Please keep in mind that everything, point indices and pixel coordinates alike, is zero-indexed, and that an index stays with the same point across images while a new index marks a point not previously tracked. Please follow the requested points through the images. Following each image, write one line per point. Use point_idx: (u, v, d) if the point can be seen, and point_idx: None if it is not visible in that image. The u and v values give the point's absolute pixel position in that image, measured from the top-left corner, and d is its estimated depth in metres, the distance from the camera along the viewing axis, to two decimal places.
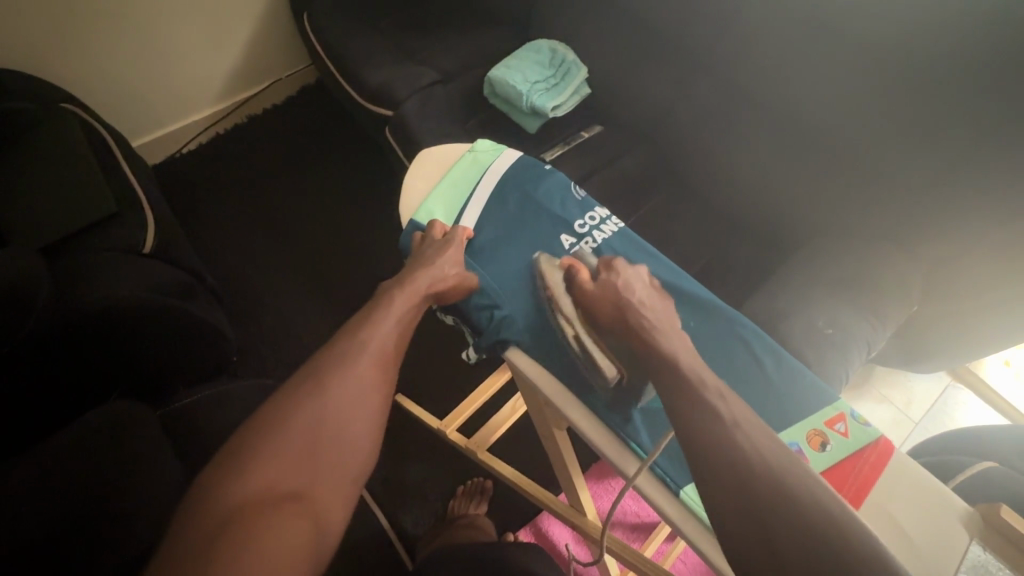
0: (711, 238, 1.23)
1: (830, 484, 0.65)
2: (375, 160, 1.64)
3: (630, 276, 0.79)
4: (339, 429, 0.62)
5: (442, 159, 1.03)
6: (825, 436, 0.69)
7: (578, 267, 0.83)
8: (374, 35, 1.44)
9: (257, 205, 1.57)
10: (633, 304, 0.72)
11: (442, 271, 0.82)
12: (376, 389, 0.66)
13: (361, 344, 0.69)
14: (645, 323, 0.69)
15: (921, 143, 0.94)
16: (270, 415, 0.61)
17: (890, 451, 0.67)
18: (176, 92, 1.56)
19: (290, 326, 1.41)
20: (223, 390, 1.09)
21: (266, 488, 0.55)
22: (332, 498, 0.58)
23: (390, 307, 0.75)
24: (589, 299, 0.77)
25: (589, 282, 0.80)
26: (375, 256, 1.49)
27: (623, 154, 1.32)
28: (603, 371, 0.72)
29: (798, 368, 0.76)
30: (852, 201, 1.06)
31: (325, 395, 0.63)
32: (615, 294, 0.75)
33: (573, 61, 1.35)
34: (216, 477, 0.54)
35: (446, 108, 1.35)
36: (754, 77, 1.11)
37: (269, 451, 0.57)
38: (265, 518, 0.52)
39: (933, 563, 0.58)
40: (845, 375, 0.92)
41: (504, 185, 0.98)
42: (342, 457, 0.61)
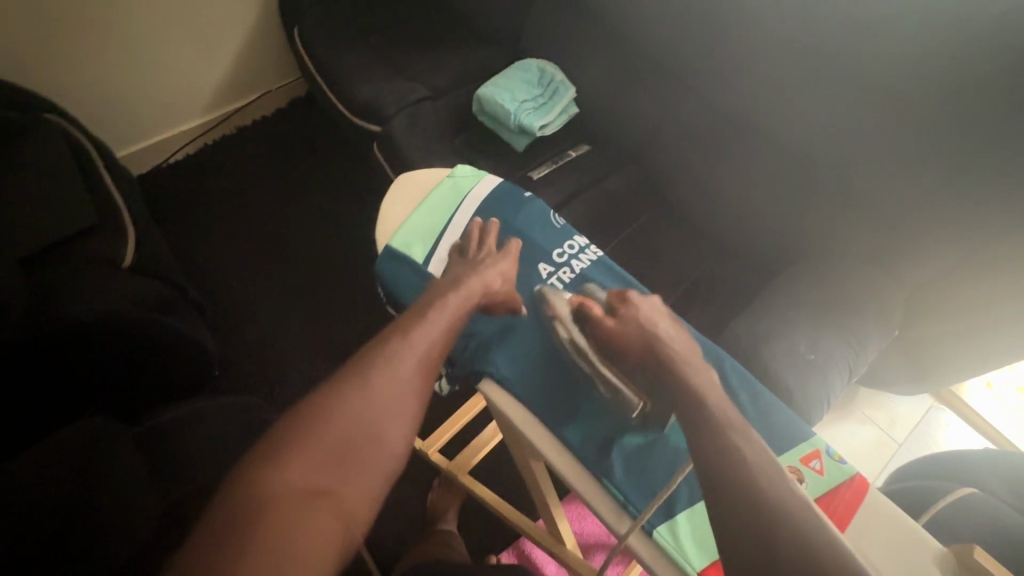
0: (696, 258, 1.23)
1: None
2: (364, 174, 1.64)
3: (648, 309, 0.76)
4: (378, 428, 0.61)
5: (423, 183, 1.03)
6: (800, 473, 0.69)
7: (589, 304, 0.80)
8: (365, 51, 1.44)
9: (243, 218, 1.56)
10: (658, 338, 0.71)
11: (493, 281, 0.83)
12: (418, 391, 0.65)
13: (411, 339, 0.69)
14: (669, 353, 0.69)
15: (902, 172, 0.96)
16: (315, 405, 0.61)
17: (864, 489, 0.67)
18: (165, 102, 1.55)
19: (273, 340, 1.40)
20: (200, 408, 1.07)
21: (301, 483, 0.54)
22: (365, 498, 0.57)
23: (443, 305, 0.75)
24: (610, 332, 0.75)
25: (605, 318, 0.76)
26: (361, 270, 1.49)
27: (610, 174, 1.33)
28: (624, 399, 0.72)
29: (772, 402, 0.75)
30: (835, 225, 1.07)
31: (368, 391, 0.62)
32: (637, 324, 0.74)
33: (562, 80, 1.34)
34: (263, 458, 0.56)
35: (434, 125, 1.35)
36: (739, 101, 1.12)
37: (310, 443, 0.57)
38: (296, 513, 0.52)
39: None
40: (825, 400, 0.93)
41: (483, 212, 0.98)
42: (378, 458, 0.60)
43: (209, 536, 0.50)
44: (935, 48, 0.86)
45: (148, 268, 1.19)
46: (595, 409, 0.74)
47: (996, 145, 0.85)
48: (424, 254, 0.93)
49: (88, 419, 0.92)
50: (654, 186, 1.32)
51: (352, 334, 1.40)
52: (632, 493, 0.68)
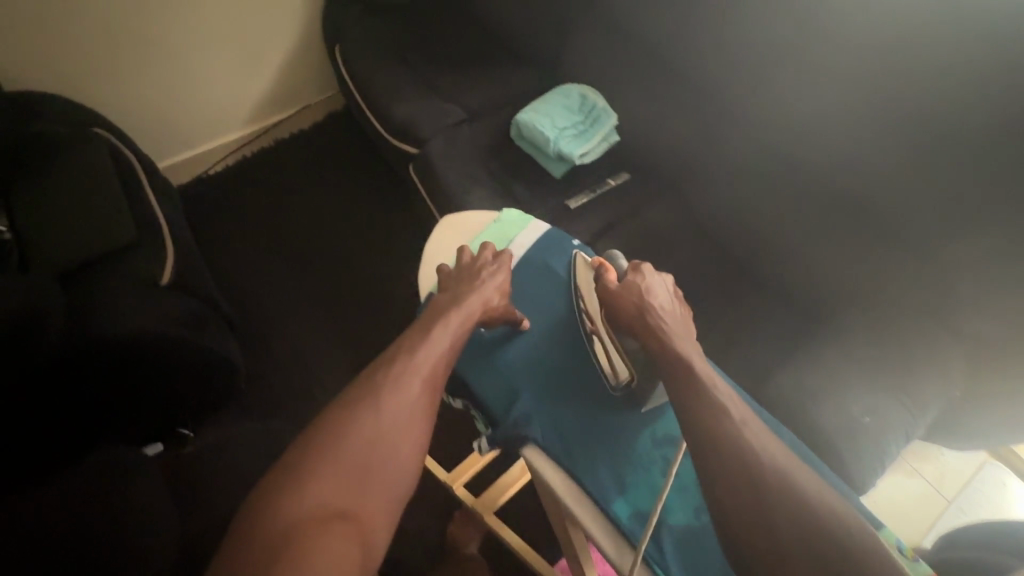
0: (739, 298, 1.18)
1: None
2: (398, 193, 1.63)
3: (654, 282, 0.84)
4: (388, 451, 0.66)
5: (464, 227, 1.05)
6: None
7: (606, 267, 0.89)
8: (405, 69, 1.43)
9: (278, 233, 1.57)
10: (652, 309, 0.79)
11: (489, 297, 0.87)
12: (422, 413, 0.71)
13: (414, 363, 0.74)
14: (662, 327, 0.77)
15: (967, 221, 0.90)
16: (326, 431, 0.65)
17: None
18: (206, 115, 1.57)
19: (301, 357, 1.40)
20: (222, 438, 1.09)
21: (320, 509, 0.59)
22: (379, 520, 0.62)
23: (443, 329, 0.81)
24: (614, 294, 0.84)
25: (614, 283, 0.86)
26: (392, 291, 1.48)
27: (649, 205, 1.29)
28: (618, 372, 0.83)
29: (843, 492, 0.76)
30: (891, 273, 1.00)
31: (377, 413, 0.68)
32: (637, 293, 0.82)
33: (604, 107, 1.30)
34: (279, 487, 0.60)
35: (471, 147, 1.33)
36: (788, 136, 1.08)
37: (324, 468, 0.62)
38: (318, 536, 0.56)
39: None
40: (879, 463, 0.88)
41: (530, 258, 1.01)
42: (388, 480, 0.65)
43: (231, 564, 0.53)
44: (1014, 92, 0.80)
45: (184, 284, 1.19)
46: (643, 483, 0.76)
47: None
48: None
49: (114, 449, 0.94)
50: (695, 219, 1.27)
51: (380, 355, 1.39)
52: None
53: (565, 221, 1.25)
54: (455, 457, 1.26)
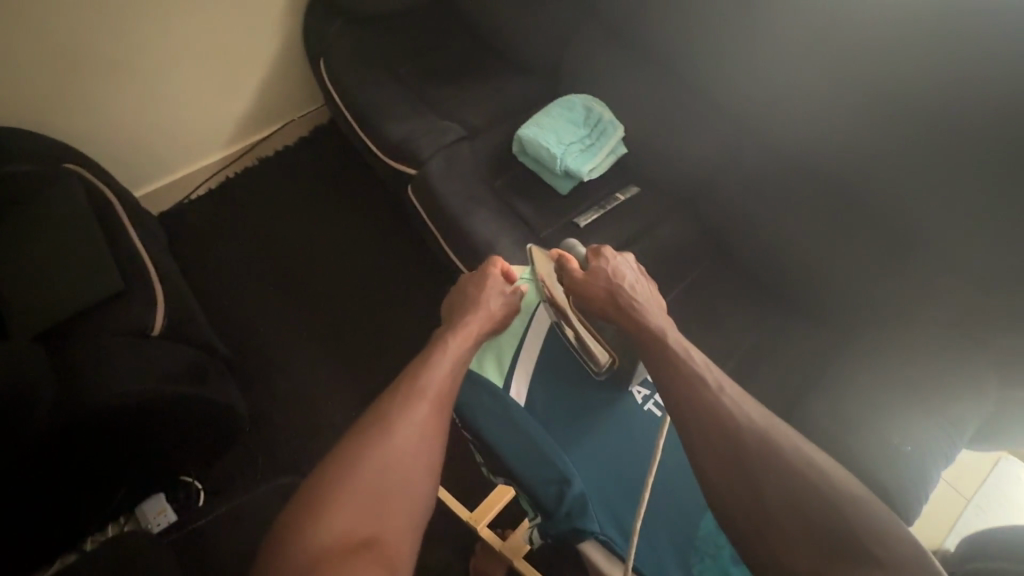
0: (758, 314, 1.14)
1: None
2: (395, 212, 1.57)
3: (618, 263, 0.87)
4: (404, 476, 0.66)
5: None
6: None
7: (567, 257, 0.89)
8: (396, 85, 1.36)
9: (271, 263, 1.50)
10: (622, 292, 0.82)
11: (484, 318, 0.85)
12: (435, 434, 0.71)
13: (422, 386, 0.74)
14: (635, 305, 0.80)
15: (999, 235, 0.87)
16: (338, 462, 0.66)
17: None
18: (185, 139, 1.48)
19: (304, 393, 1.34)
20: (235, 504, 0.95)
21: (344, 539, 0.59)
22: (402, 545, 0.62)
23: (446, 348, 0.80)
24: (581, 284, 0.85)
25: (579, 271, 0.87)
26: (394, 318, 1.42)
27: (661, 220, 1.24)
28: (598, 356, 0.84)
29: None
30: (920, 288, 0.97)
31: (391, 439, 0.68)
32: (605, 277, 0.84)
33: (609, 119, 1.25)
34: (302, 522, 0.60)
35: (471, 167, 1.27)
36: (806, 148, 1.04)
37: (341, 498, 0.62)
38: (345, 566, 0.56)
39: None
40: (916, 492, 0.86)
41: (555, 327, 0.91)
42: (407, 502, 0.65)
43: None
44: None
45: (175, 331, 1.12)
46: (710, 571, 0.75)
47: None
48: (502, 376, 0.85)
49: (118, 538, 0.84)
50: (708, 233, 1.23)
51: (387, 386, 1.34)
52: None
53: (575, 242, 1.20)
54: (474, 490, 1.22)
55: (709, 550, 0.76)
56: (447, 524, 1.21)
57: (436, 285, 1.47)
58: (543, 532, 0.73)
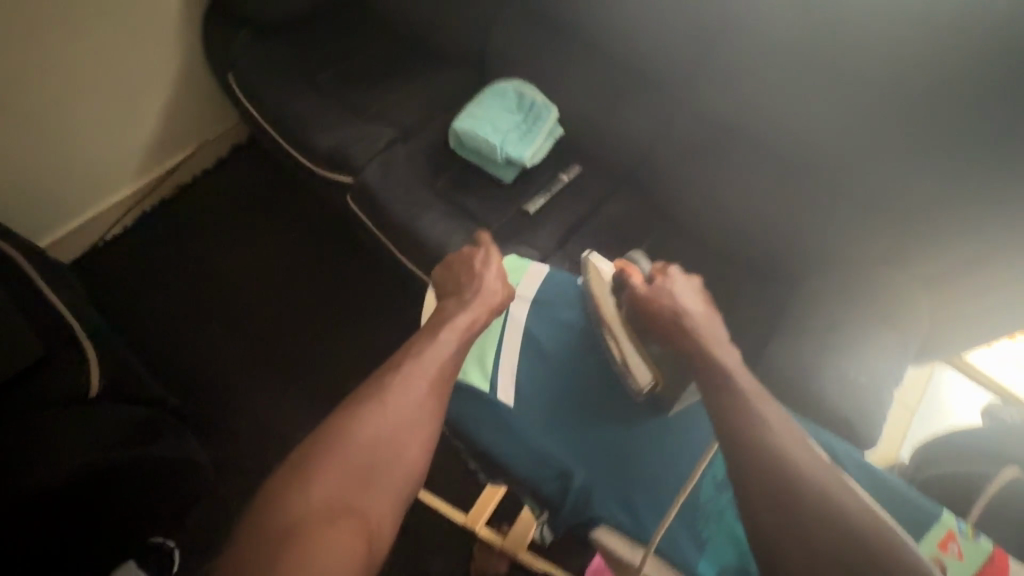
0: (710, 273, 1.18)
1: None
2: (336, 223, 1.51)
3: (683, 285, 0.81)
4: (392, 450, 0.67)
5: None
6: (942, 562, 0.69)
7: (630, 271, 0.85)
8: (319, 92, 1.29)
9: (211, 296, 1.41)
10: (685, 314, 0.77)
11: (494, 291, 0.85)
12: (429, 412, 0.71)
13: (417, 364, 0.74)
14: (698, 329, 0.75)
15: (914, 168, 0.94)
16: (332, 433, 0.67)
17: (1005, 565, 0.69)
18: (89, 175, 1.35)
19: (271, 428, 1.28)
20: None
21: (326, 504, 0.61)
22: (382, 516, 0.64)
23: (446, 327, 0.79)
24: (642, 301, 0.80)
25: (641, 287, 0.82)
26: (356, 334, 1.38)
27: (607, 197, 1.25)
28: (639, 377, 0.80)
29: (893, 483, 0.76)
30: (852, 227, 1.04)
31: (381, 413, 0.69)
32: (666, 296, 0.79)
33: (542, 103, 1.24)
34: (288, 486, 0.61)
35: (411, 167, 1.24)
36: (734, 109, 1.08)
37: (331, 465, 0.64)
38: (323, 530, 0.58)
39: None
40: (873, 415, 0.93)
41: (535, 320, 0.89)
42: (393, 480, 0.66)
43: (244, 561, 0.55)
44: (951, 47, 0.84)
45: (115, 392, 1.02)
46: (721, 530, 0.73)
47: (1008, 135, 0.85)
48: (487, 381, 0.83)
49: None
50: (653, 203, 1.25)
51: None
52: None
53: (527, 231, 1.19)
54: (466, 492, 1.21)
55: (713, 514, 0.74)
56: (442, 532, 1.19)
57: (394, 294, 1.43)
58: (553, 527, 0.78)
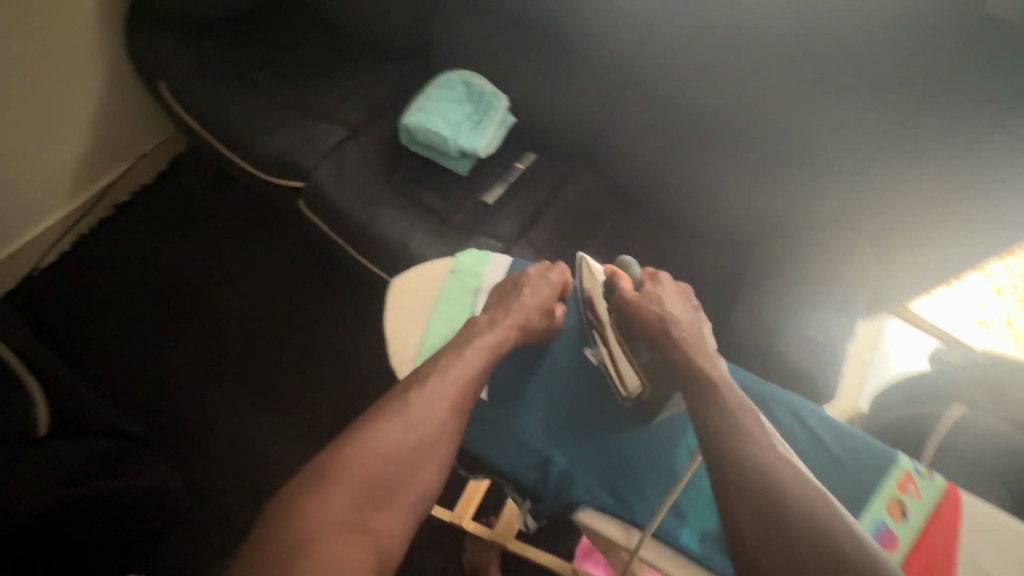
0: (670, 249, 1.20)
1: (924, 558, 0.68)
2: (290, 229, 1.46)
3: (671, 291, 0.84)
4: (408, 462, 0.67)
5: (419, 287, 0.89)
6: (902, 502, 0.72)
7: (620, 276, 0.86)
8: (260, 96, 1.24)
9: (168, 317, 1.35)
10: (671, 319, 0.79)
11: (530, 312, 0.82)
12: (449, 427, 0.70)
13: (441, 378, 0.73)
14: (687, 337, 0.77)
15: (852, 131, 0.98)
16: (351, 445, 0.67)
17: (959, 497, 0.72)
18: (16, 201, 1.25)
19: (243, 447, 1.24)
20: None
21: (337, 517, 0.61)
22: (395, 529, 0.63)
23: (473, 341, 0.78)
24: (630, 304, 0.82)
25: (630, 291, 0.83)
26: (322, 341, 1.34)
27: (564, 181, 1.25)
28: (627, 379, 0.80)
29: (855, 435, 0.77)
30: (799, 193, 1.08)
31: (401, 425, 0.69)
32: (655, 302, 0.81)
33: (493, 91, 1.23)
34: (303, 496, 0.62)
35: (364, 166, 1.21)
36: (680, 86, 1.09)
37: (348, 474, 0.64)
38: (333, 542, 0.58)
39: None
40: (831, 370, 0.98)
41: None
42: (407, 499, 0.65)
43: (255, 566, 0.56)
44: (876, 12, 0.88)
45: (74, 427, 0.98)
46: (700, 500, 0.75)
47: (934, 94, 0.89)
48: None
49: None
50: (610, 184, 1.26)
51: (335, 414, 1.27)
52: None
53: (488, 221, 1.19)
54: (449, 489, 1.21)
55: (690, 483, 0.76)
56: (429, 531, 1.19)
57: (359, 297, 1.39)
58: (535, 516, 0.78)
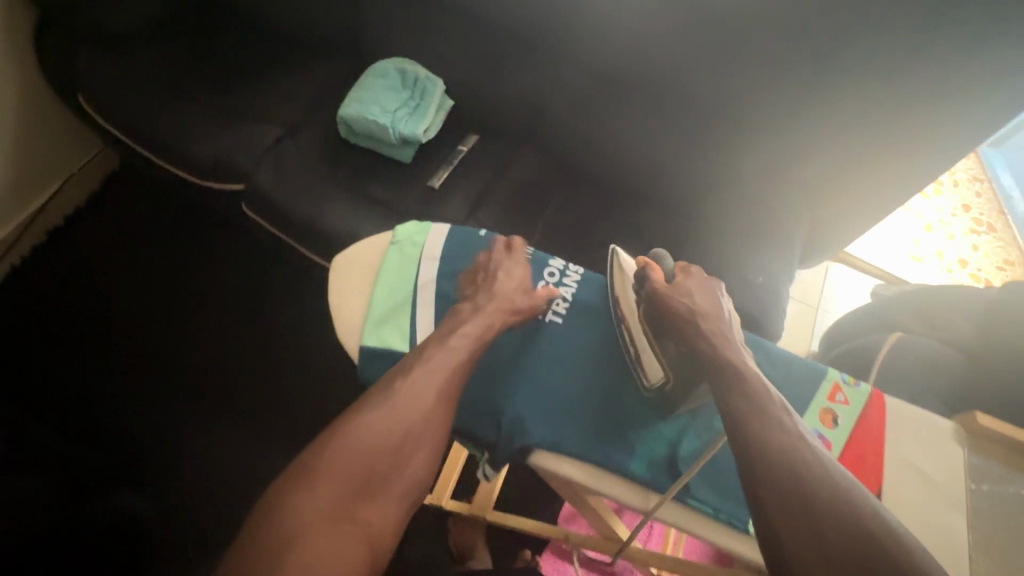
0: (616, 215, 1.23)
1: (855, 457, 0.72)
2: (237, 236, 1.43)
3: (705, 284, 0.78)
4: (397, 454, 0.65)
5: (362, 263, 0.89)
6: (833, 411, 0.75)
7: (653, 266, 0.79)
8: (188, 102, 1.21)
9: (120, 341, 1.30)
10: (706, 313, 0.73)
11: (511, 294, 0.81)
12: (436, 420, 0.69)
13: (426, 370, 0.71)
14: (720, 331, 0.72)
15: (771, 84, 1.02)
16: (342, 434, 0.65)
17: (884, 401, 0.76)
18: None
19: (213, 461, 1.21)
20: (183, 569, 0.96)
21: (329, 509, 0.58)
22: (387, 519, 0.62)
23: (458, 330, 0.76)
24: (663, 297, 0.75)
25: (664, 284, 0.77)
26: (281, 344, 1.32)
27: (508, 160, 1.27)
28: (652, 373, 0.77)
29: (787, 356, 0.79)
30: (730, 150, 1.11)
31: (389, 417, 0.67)
32: (687, 295, 0.75)
33: (427, 76, 1.23)
34: (292, 489, 0.59)
35: (304, 163, 1.19)
36: (608, 55, 1.12)
37: (337, 466, 0.62)
38: (327, 534, 0.56)
39: (949, 485, 0.71)
40: (772, 312, 1.04)
41: (445, 273, 0.88)
42: (397, 489, 0.64)
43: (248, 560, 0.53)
44: None
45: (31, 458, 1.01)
46: (648, 431, 0.78)
47: (842, 40, 0.93)
48: (406, 340, 0.82)
49: None
50: (552, 158, 1.28)
51: (303, 416, 1.25)
52: (722, 503, 0.73)
53: (436, 205, 1.19)
54: None
55: (637, 419, 0.79)
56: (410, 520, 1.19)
57: (317, 298, 1.38)
58: (494, 467, 0.78)
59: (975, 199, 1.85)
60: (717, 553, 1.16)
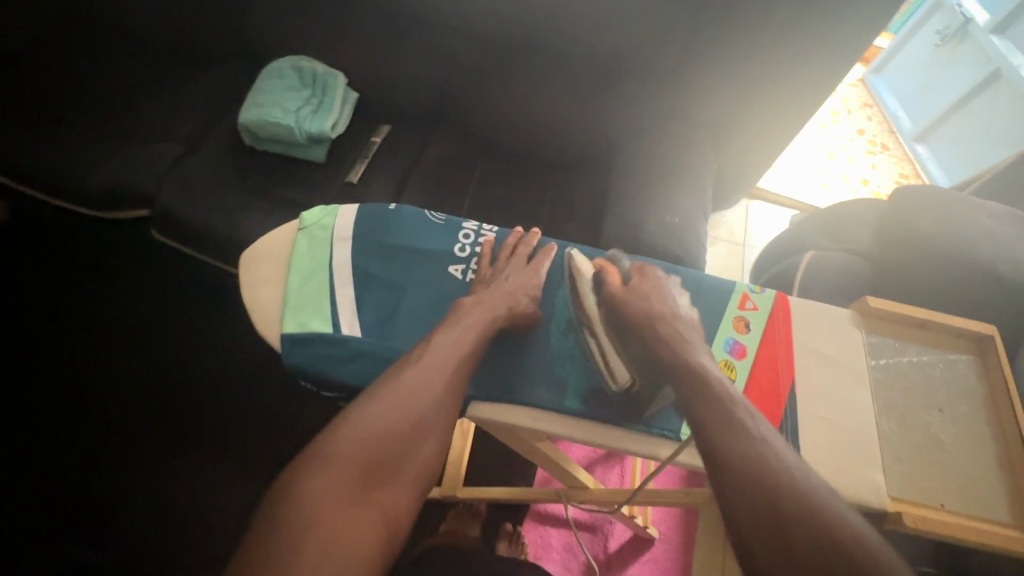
0: (538, 183, 1.25)
1: (767, 353, 0.78)
2: (154, 266, 1.36)
3: (663, 286, 0.75)
4: (408, 437, 0.61)
5: (273, 253, 0.87)
6: (745, 318, 0.81)
7: (609, 268, 0.79)
8: (72, 130, 1.13)
9: (44, 395, 1.20)
10: (665, 317, 0.70)
11: (516, 291, 0.79)
12: (446, 403, 0.65)
13: (433, 357, 0.68)
14: (679, 334, 0.68)
15: (658, 31, 1.07)
16: (351, 419, 0.61)
17: (787, 303, 0.83)
18: None
19: (164, 502, 1.13)
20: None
21: (341, 495, 0.56)
22: (402, 502, 0.59)
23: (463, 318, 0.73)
24: (622, 298, 0.73)
25: (620, 284, 0.76)
26: (222, 368, 1.27)
27: (424, 145, 1.27)
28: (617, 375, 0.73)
29: (698, 279, 0.85)
30: (634, 101, 1.16)
31: (399, 400, 0.63)
32: (645, 298, 0.72)
33: (326, 72, 1.21)
34: (304, 476, 0.56)
35: (211, 177, 1.15)
36: (501, 25, 1.14)
37: (349, 451, 0.58)
38: (340, 519, 0.54)
39: (852, 362, 0.78)
40: (696, 250, 1.08)
41: (360, 254, 0.88)
42: (411, 472, 0.60)
43: (258, 551, 0.51)
44: None
45: None
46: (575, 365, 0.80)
47: None
48: (329, 321, 0.81)
49: None
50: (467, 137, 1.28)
51: (256, 439, 1.20)
52: (664, 422, 0.75)
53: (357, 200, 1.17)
54: None
55: (570, 355, 0.81)
56: None
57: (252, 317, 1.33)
58: None
59: (869, 124, 2.01)
60: (687, 476, 1.25)
